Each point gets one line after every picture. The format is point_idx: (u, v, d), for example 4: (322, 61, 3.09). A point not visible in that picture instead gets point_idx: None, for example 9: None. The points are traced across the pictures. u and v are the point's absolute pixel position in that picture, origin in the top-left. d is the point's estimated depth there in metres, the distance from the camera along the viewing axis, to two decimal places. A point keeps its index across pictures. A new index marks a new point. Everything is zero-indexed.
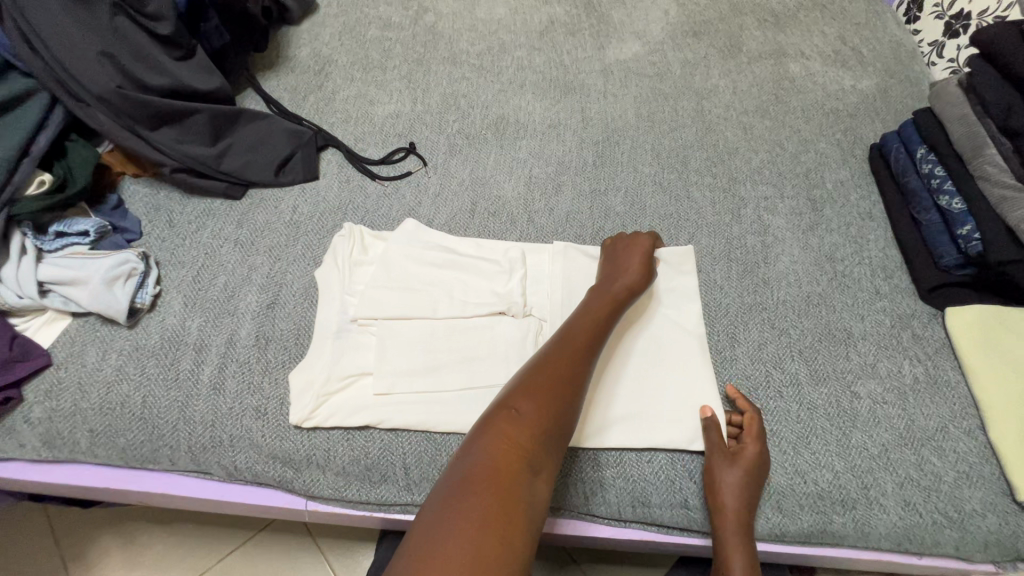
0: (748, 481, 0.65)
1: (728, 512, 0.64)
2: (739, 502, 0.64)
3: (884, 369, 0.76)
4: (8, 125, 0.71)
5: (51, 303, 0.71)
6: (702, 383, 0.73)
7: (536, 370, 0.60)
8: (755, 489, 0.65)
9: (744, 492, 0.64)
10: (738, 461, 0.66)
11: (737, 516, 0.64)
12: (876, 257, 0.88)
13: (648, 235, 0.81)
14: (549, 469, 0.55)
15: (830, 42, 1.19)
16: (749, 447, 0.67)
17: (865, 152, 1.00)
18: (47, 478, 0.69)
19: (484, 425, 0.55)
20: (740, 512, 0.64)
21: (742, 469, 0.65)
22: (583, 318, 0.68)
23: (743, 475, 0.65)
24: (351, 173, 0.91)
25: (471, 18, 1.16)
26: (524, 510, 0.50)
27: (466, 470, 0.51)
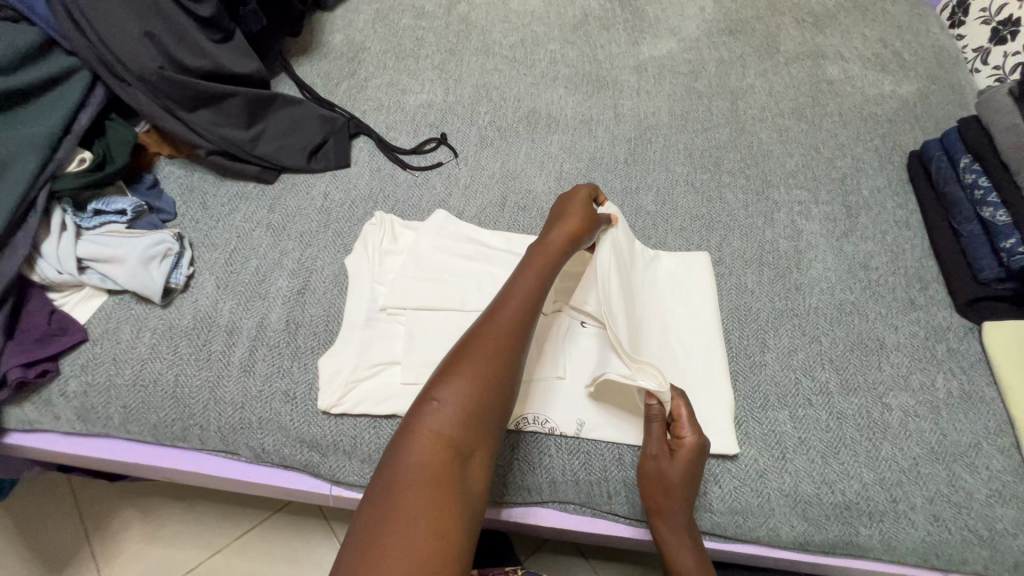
0: (688, 476, 0.63)
1: (672, 506, 0.64)
2: (680, 494, 0.63)
3: (917, 382, 0.75)
4: (53, 104, 0.73)
5: (89, 280, 0.72)
6: (669, 355, 0.75)
7: (461, 351, 0.59)
8: (694, 483, 0.64)
9: (682, 487, 0.63)
10: (678, 458, 0.63)
11: (678, 507, 0.64)
12: (912, 267, 0.86)
13: (584, 196, 0.77)
14: (484, 450, 0.55)
15: (870, 45, 1.16)
16: (687, 440, 0.63)
17: (903, 160, 0.98)
18: (81, 450, 0.71)
19: (411, 422, 0.54)
20: (679, 506, 0.63)
21: (682, 466, 0.63)
22: (518, 285, 0.66)
23: (683, 472, 0.63)
24: (382, 161, 0.91)
25: (504, 9, 1.15)
26: (456, 504, 0.49)
27: (392, 473, 0.51)
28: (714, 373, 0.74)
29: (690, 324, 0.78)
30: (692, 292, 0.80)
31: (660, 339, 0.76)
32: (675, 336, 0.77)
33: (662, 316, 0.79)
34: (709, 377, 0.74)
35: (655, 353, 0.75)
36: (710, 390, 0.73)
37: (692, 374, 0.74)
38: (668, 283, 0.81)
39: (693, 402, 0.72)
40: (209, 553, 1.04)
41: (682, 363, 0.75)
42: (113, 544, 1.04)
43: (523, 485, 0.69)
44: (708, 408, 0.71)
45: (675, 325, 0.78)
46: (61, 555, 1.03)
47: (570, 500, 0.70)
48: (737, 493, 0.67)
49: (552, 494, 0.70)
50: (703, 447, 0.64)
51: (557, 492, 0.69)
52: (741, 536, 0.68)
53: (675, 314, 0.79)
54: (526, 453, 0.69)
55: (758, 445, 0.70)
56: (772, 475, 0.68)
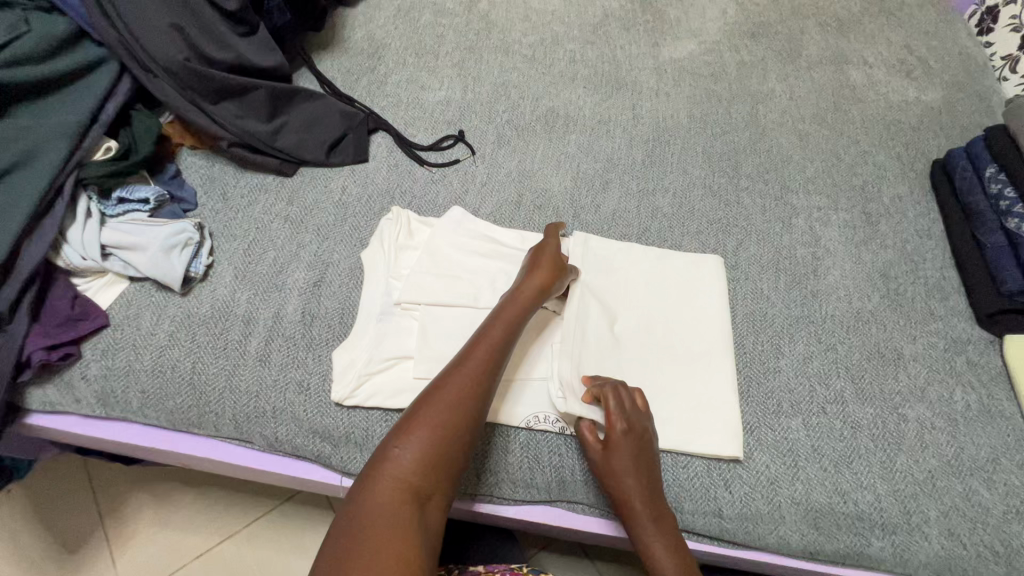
0: (629, 465, 0.63)
1: (632, 501, 0.63)
2: (631, 484, 0.63)
3: (934, 394, 0.74)
4: (82, 93, 0.75)
5: (112, 266, 0.73)
6: (676, 357, 0.75)
7: (428, 394, 0.60)
8: (641, 476, 0.63)
9: (627, 479, 0.63)
10: (613, 448, 0.64)
11: (632, 502, 0.63)
12: (933, 277, 0.85)
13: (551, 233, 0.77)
14: (443, 496, 0.56)
15: (895, 51, 1.14)
16: (613, 428, 0.63)
17: (926, 168, 0.97)
18: (100, 433, 0.73)
19: (374, 467, 0.55)
20: (633, 499, 0.63)
21: (619, 456, 0.63)
22: (496, 322, 0.67)
23: (624, 461, 0.63)
24: (400, 157, 0.92)
25: (525, 8, 1.15)
26: (417, 549, 0.50)
27: (352, 520, 0.51)
28: (726, 376, 0.73)
29: (700, 327, 0.77)
30: (706, 296, 0.80)
31: (669, 342, 0.76)
32: (685, 340, 0.76)
33: (673, 320, 0.78)
34: (718, 381, 0.73)
35: (662, 355, 0.75)
36: (722, 396, 0.72)
37: (701, 378, 0.73)
38: (681, 286, 0.80)
39: (707, 407, 0.71)
40: (218, 539, 1.06)
41: (692, 368, 0.74)
42: (125, 527, 1.06)
43: (532, 482, 0.69)
44: (718, 411, 0.71)
45: (683, 326, 0.77)
46: (74, 535, 1.05)
47: (579, 501, 0.70)
48: (747, 500, 0.67)
49: (561, 493, 0.70)
50: (636, 434, 0.64)
51: (566, 491, 0.69)
52: (749, 542, 0.67)
53: (685, 317, 0.78)
54: (535, 451, 0.69)
55: (770, 452, 0.69)
56: (784, 482, 0.68)
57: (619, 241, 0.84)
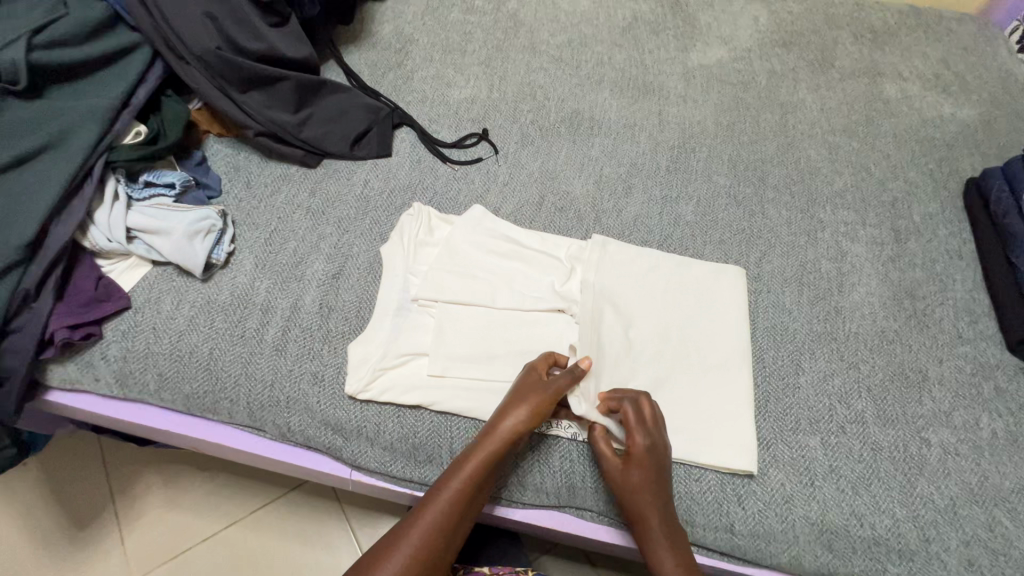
0: (648, 483, 0.62)
1: (649, 524, 0.62)
2: (648, 504, 0.62)
3: (959, 420, 0.72)
4: (115, 78, 0.76)
5: (137, 250, 0.74)
6: (693, 368, 0.73)
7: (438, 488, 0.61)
8: (658, 494, 0.62)
9: (646, 496, 0.62)
10: (633, 465, 0.62)
11: (650, 523, 0.62)
12: (962, 299, 0.82)
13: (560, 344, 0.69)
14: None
15: (931, 65, 1.12)
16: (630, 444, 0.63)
17: (959, 187, 0.94)
18: (116, 414, 0.74)
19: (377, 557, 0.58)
20: (649, 520, 0.62)
21: (638, 473, 0.62)
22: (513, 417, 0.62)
23: (642, 478, 0.62)
24: (423, 153, 0.92)
25: (554, 9, 1.15)
26: None
27: None
28: (743, 390, 0.72)
29: (720, 341, 0.76)
30: (725, 307, 0.78)
31: (687, 352, 0.75)
32: (703, 351, 0.75)
33: (691, 330, 0.76)
34: (735, 395, 0.71)
35: (680, 366, 0.73)
36: (738, 409, 0.71)
37: (718, 390, 0.72)
38: (701, 296, 0.79)
39: (723, 420, 0.70)
40: (224, 524, 1.07)
41: (709, 381, 0.73)
42: (135, 506, 1.08)
43: (542, 486, 0.69)
44: (734, 427, 0.69)
45: (702, 338, 0.76)
46: (85, 513, 1.07)
47: (588, 508, 0.69)
48: (760, 517, 0.66)
49: (571, 500, 0.69)
50: (656, 452, 0.63)
51: (575, 498, 0.69)
52: (761, 560, 0.66)
53: (703, 328, 0.76)
54: (546, 456, 0.69)
55: (786, 469, 0.68)
56: (799, 501, 0.66)
57: (640, 246, 0.83)
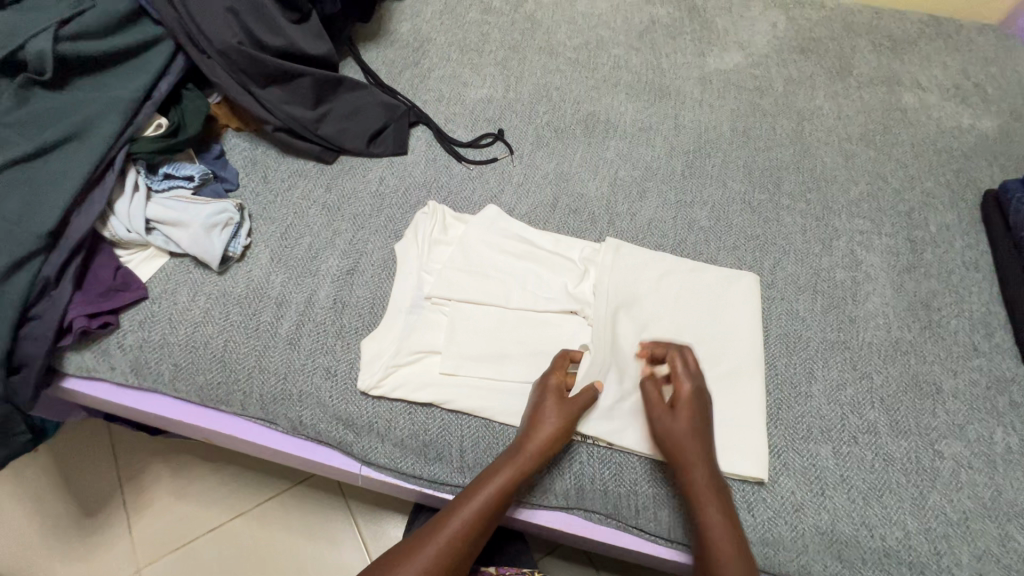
0: (693, 426, 0.64)
1: (695, 470, 0.62)
2: (694, 444, 0.63)
3: (973, 433, 0.71)
4: (138, 70, 0.77)
5: (155, 240, 0.75)
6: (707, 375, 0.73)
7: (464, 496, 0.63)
8: (703, 437, 0.63)
9: (695, 438, 0.63)
10: (680, 407, 0.64)
11: (693, 470, 0.62)
12: (977, 312, 0.81)
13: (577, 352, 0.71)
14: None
15: (950, 75, 1.11)
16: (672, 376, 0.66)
17: (976, 198, 0.93)
18: (130, 402, 0.75)
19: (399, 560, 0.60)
20: (695, 466, 0.62)
21: (685, 413, 0.64)
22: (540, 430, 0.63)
23: (689, 417, 0.64)
24: (439, 152, 0.92)
25: (572, 11, 1.15)
26: None
27: None
28: (755, 397, 0.72)
29: (734, 348, 0.75)
30: (738, 313, 0.78)
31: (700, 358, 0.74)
32: (715, 357, 0.75)
33: (704, 335, 0.76)
34: (748, 403, 0.71)
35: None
36: (750, 416, 0.70)
37: (729, 396, 0.72)
38: (715, 302, 0.79)
39: (734, 426, 0.69)
40: (231, 516, 1.08)
41: (721, 387, 0.72)
42: (143, 495, 1.09)
43: (549, 488, 0.69)
44: (745, 434, 0.69)
45: (715, 345, 0.75)
46: (94, 500, 1.08)
47: (596, 511, 0.69)
48: (769, 525, 0.65)
49: (579, 502, 0.69)
50: (702, 395, 0.66)
51: (583, 500, 0.69)
52: (769, 568, 0.66)
53: (716, 335, 0.76)
54: (556, 458, 0.69)
55: (797, 477, 0.68)
56: (809, 510, 0.66)
57: (654, 250, 0.83)
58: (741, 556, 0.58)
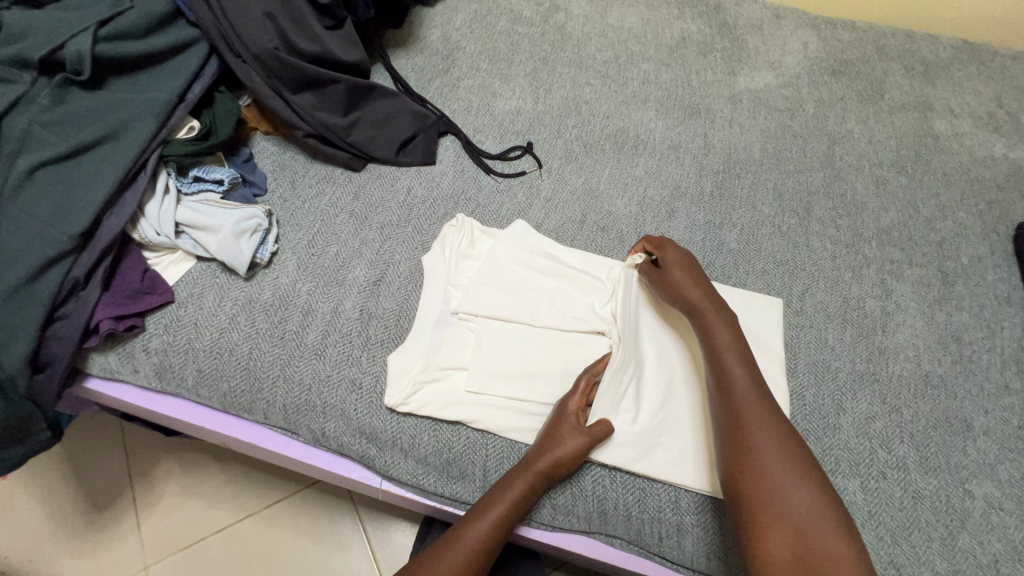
0: (690, 282, 0.71)
1: (713, 327, 0.67)
2: (711, 310, 0.69)
3: (1005, 473, 0.70)
4: (173, 72, 0.77)
5: (183, 244, 0.74)
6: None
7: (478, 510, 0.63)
8: (717, 300, 0.70)
9: (696, 292, 0.70)
10: (674, 269, 0.72)
11: (712, 331, 0.67)
12: (1010, 348, 0.80)
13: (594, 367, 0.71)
14: None
15: (983, 103, 1.09)
16: (673, 255, 0.73)
17: (1009, 230, 0.92)
18: (152, 406, 0.74)
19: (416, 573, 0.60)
20: (716, 327, 0.67)
21: (679, 271, 0.72)
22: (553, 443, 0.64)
23: (683, 277, 0.71)
24: (467, 164, 0.91)
25: (602, 23, 1.14)
26: None
27: None
28: None
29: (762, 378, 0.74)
30: (766, 339, 0.77)
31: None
32: None
33: None
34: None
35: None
36: None
37: None
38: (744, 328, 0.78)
39: None
40: (240, 519, 1.07)
41: None
42: (154, 492, 1.09)
43: (573, 510, 0.68)
44: None
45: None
46: (105, 495, 1.08)
47: (619, 536, 0.68)
48: None
49: (601, 527, 0.68)
50: (690, 259, 0.74)
51: (606, 525, 0.68)
52: None
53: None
54: (579, 481, 0.68)
55: None
56: None
57: None
58: (768, 409, 0.61)
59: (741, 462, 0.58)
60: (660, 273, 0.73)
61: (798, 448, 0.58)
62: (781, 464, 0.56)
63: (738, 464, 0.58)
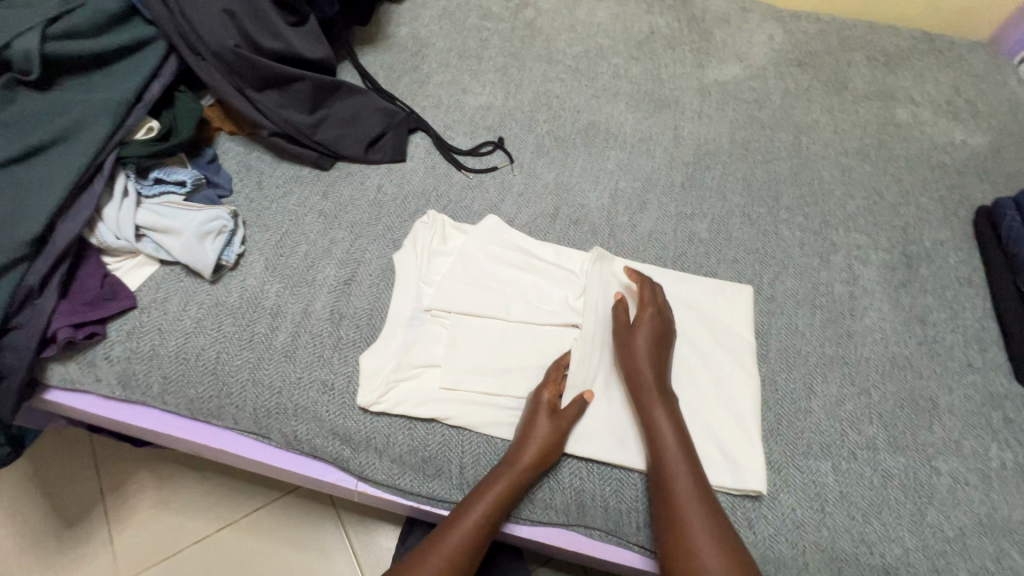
0: (649, 345, 0.69)
1: (656, 401, 0.66)
2: (658, 381, 0.67)
3: (969, 449, 0.72)
4: (129, 72, 0.74)
5: (145, 248, 0.72)
6: (704, 389, 0.73)
7: (460, 510, 0.63)
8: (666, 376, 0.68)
9: (649, 359, 0.68)
10: (636, 328, 0.70)
11: (655, 404, 0.66)
12: (972, 327, 0.82)
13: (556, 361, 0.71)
14: None
15: (942, 91, 1.12)
16: (643, 316, 0.71)
17: (969, 214, 0.95)
18: (118, 416, 0.72)
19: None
20: (657, 408, 0.65)
21: (640, 333, 0.70)
22: (530, 440, 0.64)
23: (644, 340, 0.69)
24: (438, 160, 0.91)
25: (571, 18, 1.15)
26: None
27: None
28: (753, 412, 0.71)
29: (733, 365, 0.75)
30: (737, 327, 0.78)
31: (699, 372, 0.74)
32: (713, 373, 0.74)
33: (699, 353, 0.76)
34: (746, 420, 0.71)
35: (691, 385, 0.73)
36: (747, 433, 0.70)
37: (727, 412, 0.72)
38: (717, 317, 0.79)
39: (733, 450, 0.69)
40: (217, 530, 1.05)
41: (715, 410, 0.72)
42: (127, 506, 1.05)
43: (550, 503, 0.68)
44: (743, 451, 0.68)
45: (712, 361, 0.75)
46: (74, 511, 1.04)
47: (597, 527, 0.68)
48: (771, 542, 0.65)
49: (579, 519, 0.68)
50: (659, 318, 0.71)
51: (584, 516, 0.68)
52: None
53: (713, 349, 0.76)
54: (556, 474, 0.68)
55: (798, 494, 0.68)
56: (810, 527, 0.66)
57: (653, 264, 0.83)
58: (701, 490, 0.61)
59: (675, 547, 0.58)
60: (624, 328, 0.71)
61: (726, 530, 0.59)
62: (710, 548, 0.57)
63: (669, 545, 0.59)
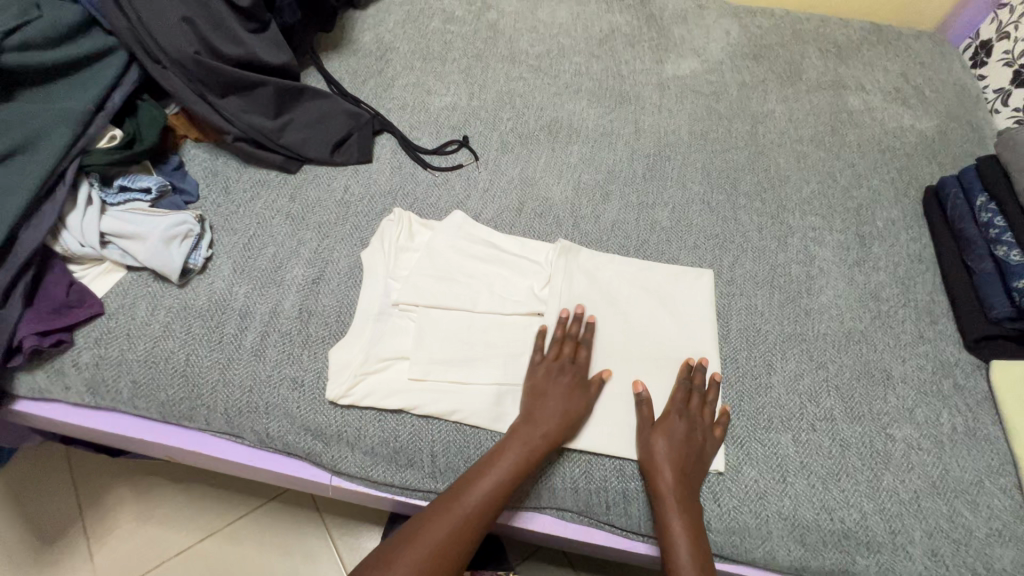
0: (672, 450, 0.66)
1: (671, 512, 0.64)
2: (675, 495, 0.64)
3: (921, 416, 0.75)
4: (90, 82, 0.75)
5: (109, 254, 0.73)
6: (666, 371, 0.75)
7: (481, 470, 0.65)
8: (691, 481, 0.66)
9: (671, 465, 0.65)
10: (658, 433, 0.68)
11: (671, 514, 0.64)
12: (923, 301, 0.86)
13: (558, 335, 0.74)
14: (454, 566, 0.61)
15: (891, 79, 1.17)
16: (671, 424, 0.68)
17: (919, 193, 0.99)
18: (90, 423, 0.73)
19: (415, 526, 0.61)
20: (676, 520, 0.63)
21: (661, 440, 0.67)
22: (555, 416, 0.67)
23: (665, 447, 0.67)
24: (403, 159, 0.92)
25: (532, 19, 1.17)
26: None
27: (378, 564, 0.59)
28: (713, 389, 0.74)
29: (693, 346, 0.78)
30: (697, 309, 0.81)
31: (657, 348, 0.77)
32: (673, 354, 0.77)
33: (659, 336, 0.78)
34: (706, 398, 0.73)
35: (650, 361, 0.76)
36: None
37: None
38: (678, 301, 0.81)
39: None
40: (199, 539, 1.04)
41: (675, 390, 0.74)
42: (105, 519, 1.05)
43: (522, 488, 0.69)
44: None
45: (673, 343, 0.78)
46: (52, 526, 1.03)
47: (569, 509, 0.70)
48: (735, 513, 0.68)
49: (550, 501, 0.70)
50: (690, 424, 0.68)
51: (555, 499, 0.70)
52: (737, 555, 0.68)
53: (670, 327, 0.79)
54: None
55: (760, 466, 0.70)
56: (772, 497, 0.68)
57: (616, 253, 0.85)
58: None
59: None
60: (650, 429, 0.69)
61: None
62: None
63: None
